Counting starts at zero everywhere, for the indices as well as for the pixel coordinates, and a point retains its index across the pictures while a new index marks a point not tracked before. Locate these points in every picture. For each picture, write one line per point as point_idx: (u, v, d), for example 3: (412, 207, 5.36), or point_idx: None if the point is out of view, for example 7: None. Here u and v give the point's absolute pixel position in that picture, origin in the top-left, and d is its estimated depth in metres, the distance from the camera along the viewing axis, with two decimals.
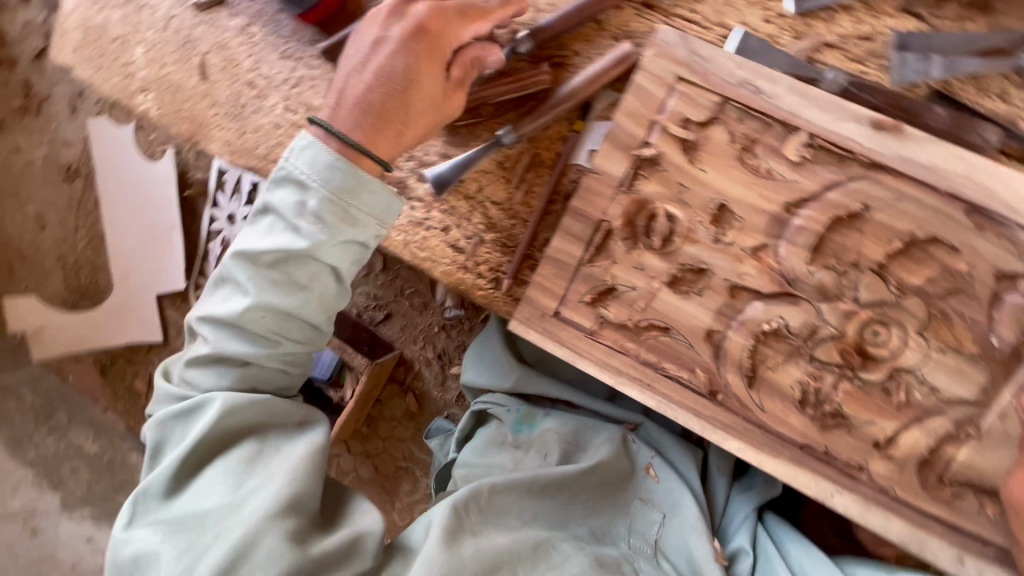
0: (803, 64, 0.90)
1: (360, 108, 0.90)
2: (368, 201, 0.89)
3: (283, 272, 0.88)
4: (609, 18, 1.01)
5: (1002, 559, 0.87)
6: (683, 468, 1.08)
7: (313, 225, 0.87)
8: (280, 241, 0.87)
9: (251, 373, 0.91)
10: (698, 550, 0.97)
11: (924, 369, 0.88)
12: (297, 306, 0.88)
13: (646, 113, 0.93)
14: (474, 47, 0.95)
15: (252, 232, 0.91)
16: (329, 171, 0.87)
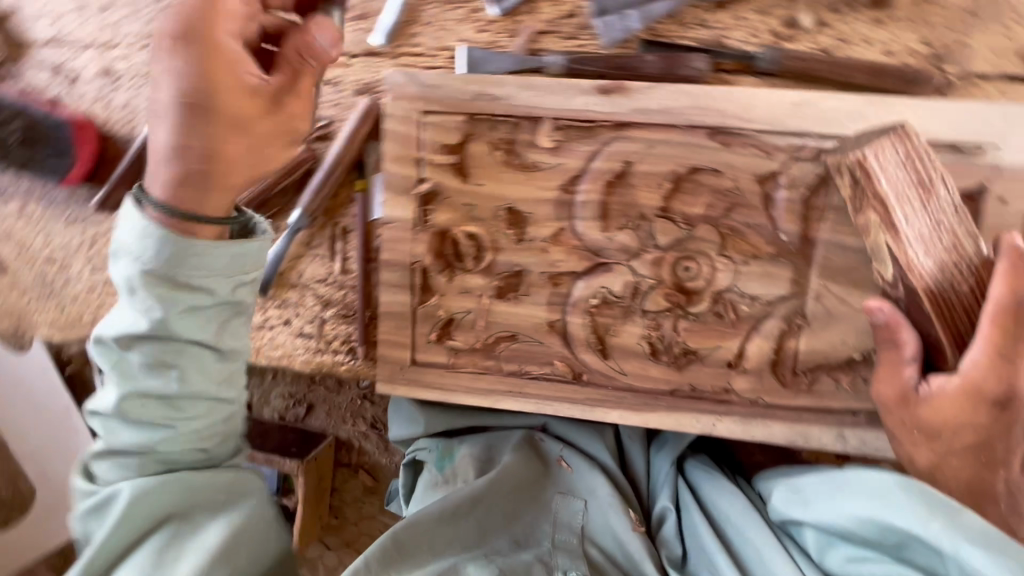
0: (525, 58, 0.92)
1: (194, 154, 0.75)
2: (206, 261, 0.77)
3: (139, 357, 0.80)
4: (343, 77, 1.00)
5: (868, 420, 0.94)
6: (594, 450, 1.13)
7: (152, 300, 0.77)
8: (128, 326, 0.79)
9: (152, 461, 0.83)
10: (619, 525, 1.01)
11: (739, 284, 0.93)
12: (170, 390, 0.80)
13: (409, 152, 0.94)
14: (227, 48, 0.72)
15: (114, 315, 0.81)
16: (153, 243, 0.76)
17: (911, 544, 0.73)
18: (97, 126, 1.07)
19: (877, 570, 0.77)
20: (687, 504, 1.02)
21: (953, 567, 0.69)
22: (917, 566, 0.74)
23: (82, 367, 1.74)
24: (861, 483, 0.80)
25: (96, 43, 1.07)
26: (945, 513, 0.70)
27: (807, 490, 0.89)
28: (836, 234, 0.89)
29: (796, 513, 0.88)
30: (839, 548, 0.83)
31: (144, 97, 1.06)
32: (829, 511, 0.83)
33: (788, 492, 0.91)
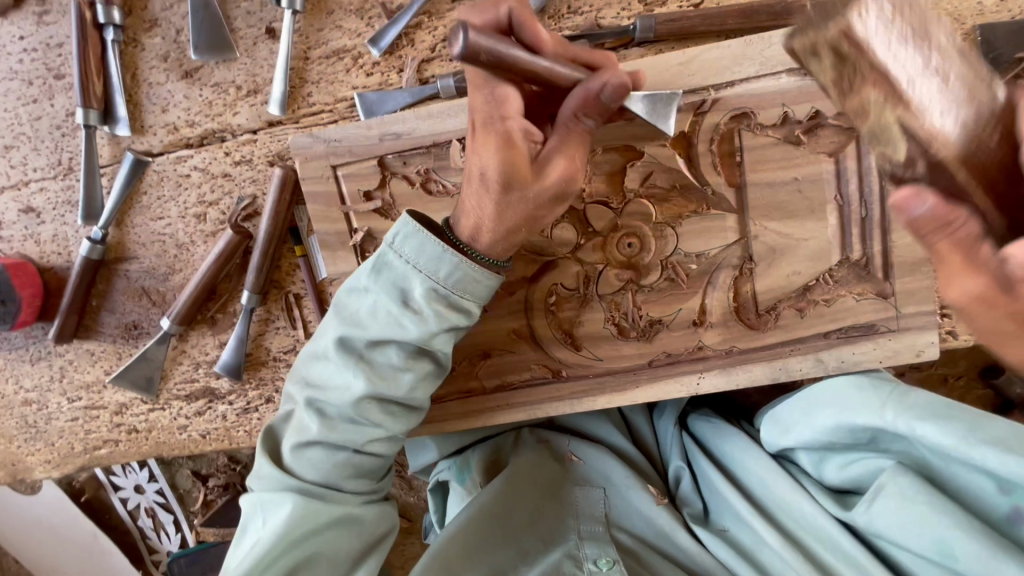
0: (417, 90, 0.94)
1: (473, 218, 0.74)
2: (471, 287, 0.76)
3: (378, 359, 0.79)
4: (254, 153, 1.01)
5: (841, 338, 0.95)
6: (604, 432, 1.13)
7: (423, 315, 0.76)
8: (386, 330, 0.77)
9: (369, 462, 0.83)
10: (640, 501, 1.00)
11: (682, 245, 0.95)
12: (402, 392, 0.80)
13: (334, 209, 0.96)
14: (481, 101, 0.67)
15: (364, 350, 0.79)
16: (438, 263, 0.75)
17: (882, 437, 0.81)
18: (33, 263, 1.07)
19: (864, 469, 0.82)
20: (698, 458, 1.02)
21: (921, 447, 0.77)
22: (892, 453, 0.81)
23: (97, 491, 1.74)
24: (826, 398, 0.88)
25: (9, 183, 1.05)
26: (896, 401, 0.79)
27: (784, 416, 0.92)
28: (757, 174, 0.91)
29: (781, 441, 0.91)
30: (831, 459, 0.87)
31: (71, 223, 1.06)
32: (806, 429, 0.87)
33: (771, 423, 0.94)
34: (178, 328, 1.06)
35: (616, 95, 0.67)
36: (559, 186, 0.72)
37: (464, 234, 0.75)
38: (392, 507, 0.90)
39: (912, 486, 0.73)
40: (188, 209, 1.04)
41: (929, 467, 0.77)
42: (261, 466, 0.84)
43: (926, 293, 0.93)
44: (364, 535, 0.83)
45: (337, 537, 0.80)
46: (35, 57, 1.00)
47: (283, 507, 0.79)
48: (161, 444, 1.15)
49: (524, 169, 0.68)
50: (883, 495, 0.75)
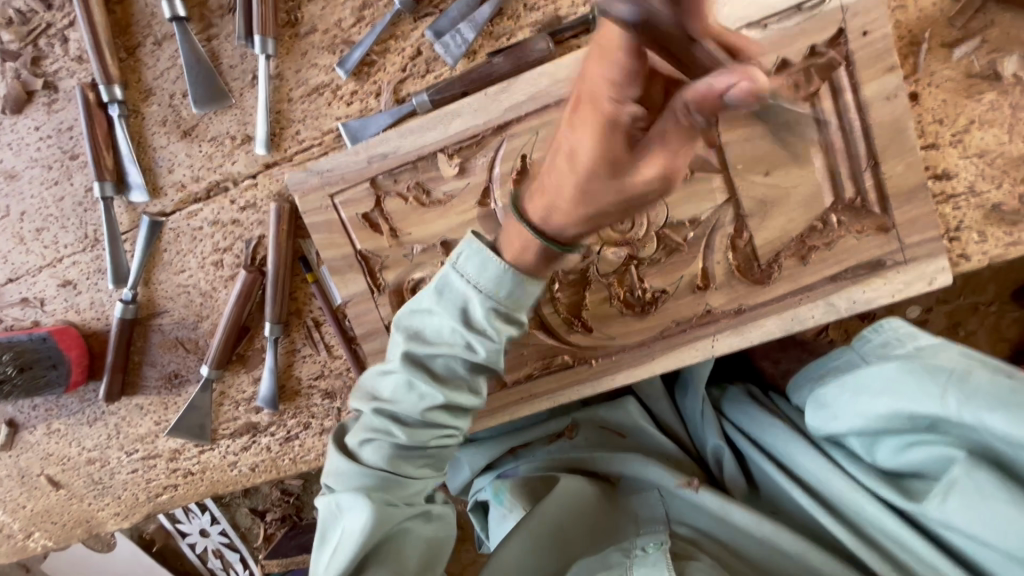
0: (396, 111, 1.00)
1: (547, 202, 0.68)
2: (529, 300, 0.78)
3: (445, 370, 0.81)
4: (258, 197, 1.07)
5: (848, 279, 0.95)
6: (640, 425, 1.18)
7: (486, 329, 0.78)
8: (453, 348, 0.79)
9: (439, 459, 0.87)
10: (685, 490, 0.99)
11: (672, 213, 0.97)
12: (470, 400, 0.83)
13: (337, 235, 1.01)
14: (600, 75, 0.57)
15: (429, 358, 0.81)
16: (499, 283, 0.75)
17: (942, 423, 0.76)
18: (76, 329, 1.16)
19: (923, 455, 0.79)
20: (744, 445, 1.05)
21: (989, 436, 0.71)
22: (954, 438, 0.75)
23: (166, 540, 1.88)
24: (876, 383, 0.83)
25: (45, 261, 1.14)
26: (957, 386, 0.73)
27: (830, 401, 0.91)
28: (733, 131, 0.92)
29: (830, 427, 0.90)
30: (884, 442, 0.85)
31: (105, 289, 1.14)
32: (857, 419, 0.85)
33: (817, 409, 0.93)
34: (216, 371, 1.13)
35: (745, 102, 0.50)
36: (650, 184, 0.60)
37: (538, 212, 0.69)
38: (447, 505, 0.91)
39: (988, 484, 0.69)
40: (206, 257, 1.11)
41: (996, 451, 0.72)
42: (334, 462, 0.85)
43: (927, 220, 0.92)
44: (430, 525, 0.86)
45: (408, 531, 0.83)
46: (51, 142, 1.09)
47: (361, 512, 0.79)
48: (215, 481, 1.22)
49: (620, 161, 0.59)
50: (954, 492, 0.72)
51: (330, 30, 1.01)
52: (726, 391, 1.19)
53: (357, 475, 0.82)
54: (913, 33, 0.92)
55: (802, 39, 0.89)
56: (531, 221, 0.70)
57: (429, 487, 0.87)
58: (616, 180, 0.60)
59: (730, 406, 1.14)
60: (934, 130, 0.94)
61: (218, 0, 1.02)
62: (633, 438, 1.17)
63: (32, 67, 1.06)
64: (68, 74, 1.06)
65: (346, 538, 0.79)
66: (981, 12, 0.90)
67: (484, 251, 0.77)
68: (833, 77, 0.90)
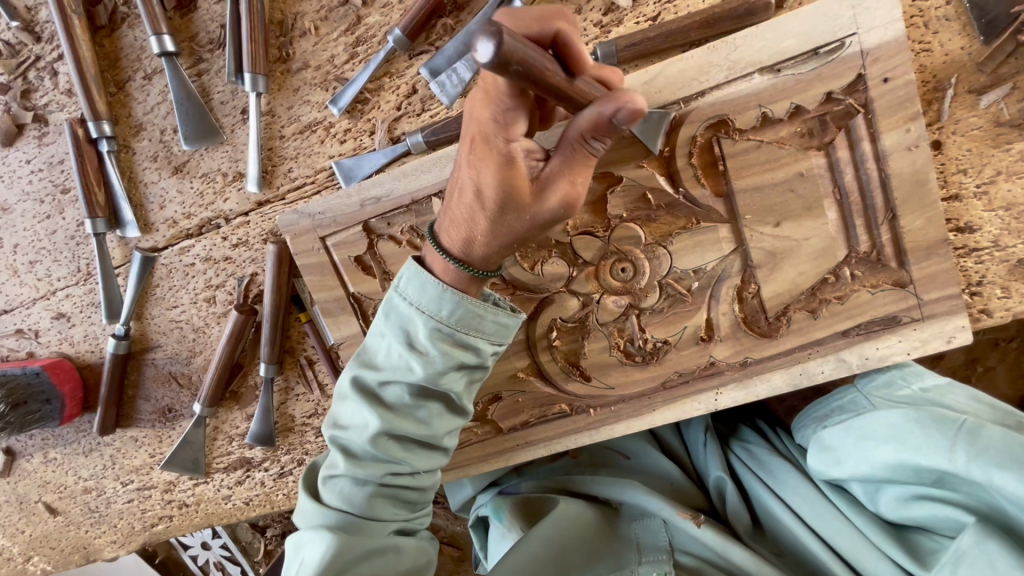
0: (389, 152, 0.96)
1: (464, 232, 0.74)
2: (476, 324, 0.78)
3: (390, 397, 0.82)
4: (251, 234, 1.05)
5: (860, 335, 0.91)
6: (644, 454, 1.14)
7: (427, 352, 0.78)
8: (395, 370, 0.80)
9: (397, 495, 0.85)
10: (686, 522, 0.96)
11: (676, 262, 0.92)
12: (417, 427, 0.82)
13: (329, 277, 0.99)
14: (487, 116, 0.64)
15: (378, 388, 0.82)
16: (438, 303, 0.77)
17: (950, 478, 0.75)
18: (70, 361, 1.15)
19: (928, 512, 0.77)
20: (748, 477, 1.00)
21: (999, 498, 0.69)
22: (963, 494, 0.74)
23: (169, 551, 1.91)
24: (881, 430, 0.83)
25: (38, 294, 1.13)
26: (966, 442, 0.73)
27: (834, 444, 0.89)
28: (742, 180, 0.87)
29: (830, 472, 0.88)
30: (888, 490, 0.83)
31: (98, 322, 1.13)
32: (863, 465, 0.83)
33: (820, 450, 0.91)
34: (209, 409, 1.11)
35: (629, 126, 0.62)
36: (556, 212, 0.70)
37: (457, 247, 0.75)
38: (428, 541, 0.90)
39: (999, 558, 0.65)
40: (199, 293, 1.09)
41: (1006, 516, 0.70)
42: (302, 503, 0.88)
43: (947, 276, 0.87)
44: (400, 565, 0.83)
45: (373, 569, 0.80)
46: (42, 176, 1.07)
47: (318, 547, 0.79)
48: (210, 513, 1.22)
49: (524, 187, 0.67)
50: (965, 563, 0.69)
51: (322, 66, 0.97)
52: (734, 428, 1.15)
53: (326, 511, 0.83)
54: (937, 77, 0.86)
55: (817, 85, 0.83)
56: (451, 252, 0.76)
57: (392, 525, 0.84)
58: (531, 210, 0.69)
59: (736, 438, 1.10)
60: (958, 180, 0.88)
61: (208, 34, 0.99)
62: (636, 462, 1.14)
63: (22, 99, 1.04)
64: (57, 108, 1.03)
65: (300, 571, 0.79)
66: (1014, 55, 0.84)
67: (425, 275, 0.78)
68: (849, 125, 0.84)
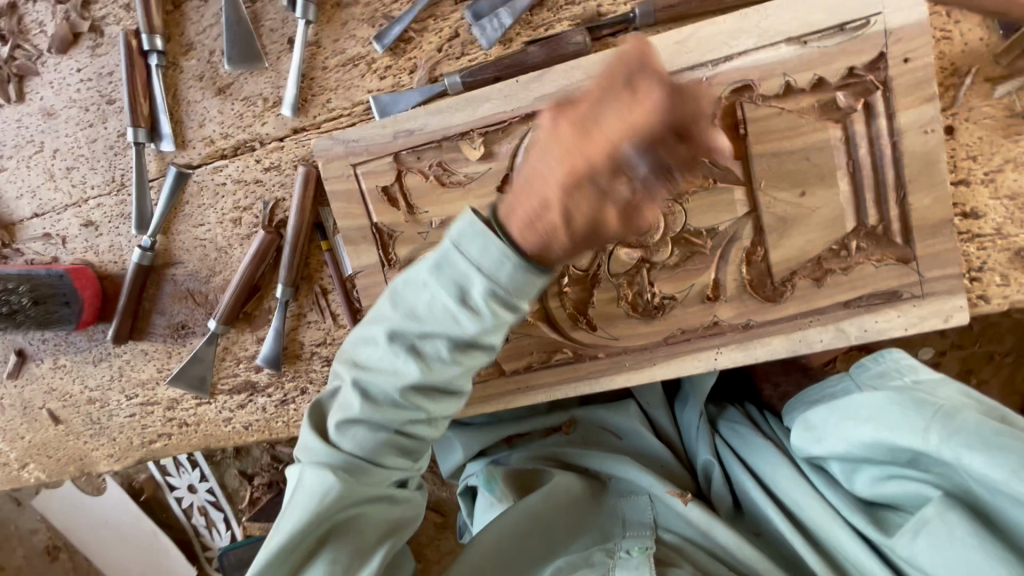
0: (426, 89, 1.00)
1: (539, 235, 0.67)
2: (528, 289, 0.72)
3: (426, 349, 0.76)
4: (281, 159, 1.09)
5: (861, 307, 0.94)
6: (633, 434, 1.12)
7: (473, 310, 0.73)
8: (438, 323, 0.74)
9: (408, 445, 0.82)
10: (673, 499, 0.95)
11: (689, 221, 0.96)
12: (447, 382, 0.78)
13: (355, 204, 1.02)
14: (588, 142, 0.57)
15: (414, 342, 0.76)
16: (497, 260, 0.70)
17: (924, 458, 0.72)
18: (93, 269, 1.18)
19: (900, 489, 0.75)
20: (730, 461, 0.99)
21: (967, 476, 0.67)
22: (936, 475, 0.72)
23: (154, 491, 1.92)
24: (860, 409, 0.80)
25: (71, 200, 1.17)
26: (941, 421, 0.70)
27: (818, 423, 0.87)
28: (762, 144, 0.91)
29: (812, 449, 0.87)
30: (866, 471, 0.81)
31: (125, 234, 1.17)
32: (842, 443, 0.81)
33: (803, 430, 0.89)
34: (223, 326, 1.15)
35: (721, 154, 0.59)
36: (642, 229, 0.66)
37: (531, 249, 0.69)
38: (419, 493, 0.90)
39: (959, 528, 0.65)
40: (226, 213, 1.13)
41: (975, 495, 0.68)
42: (305, 438, 0.84)
43: (950, 255, 0.91)
44: (393, 511, 0.84)
45: (370, 515, 0.81)
46: (90, 85, 1.12)
47: (322, 490, 0.78)
48: (209, 435, 1.24)
49: (611, 215, 0.62)
50: (924, 532, 0.68)
51: (371, 3, 1.02)
52: (724, 411, 1.13)
53: (330, 456, 0.80)
54: (955, 65, 0.91)
55: (842, 59, 0.88)
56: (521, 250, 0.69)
57: (397, 474, 0.83)
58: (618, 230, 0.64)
59: (726, 422, 1.09)
60: (967, 167, 0.92)
61: None
62: (628, 443, 1.12)
63: (82, 10, 1.09)
64: (114, 21, 1.09)
65: (297, 506, 0.79)
66: None
67: (487, 233, 0.70)
68: (869, 100, 0.88)
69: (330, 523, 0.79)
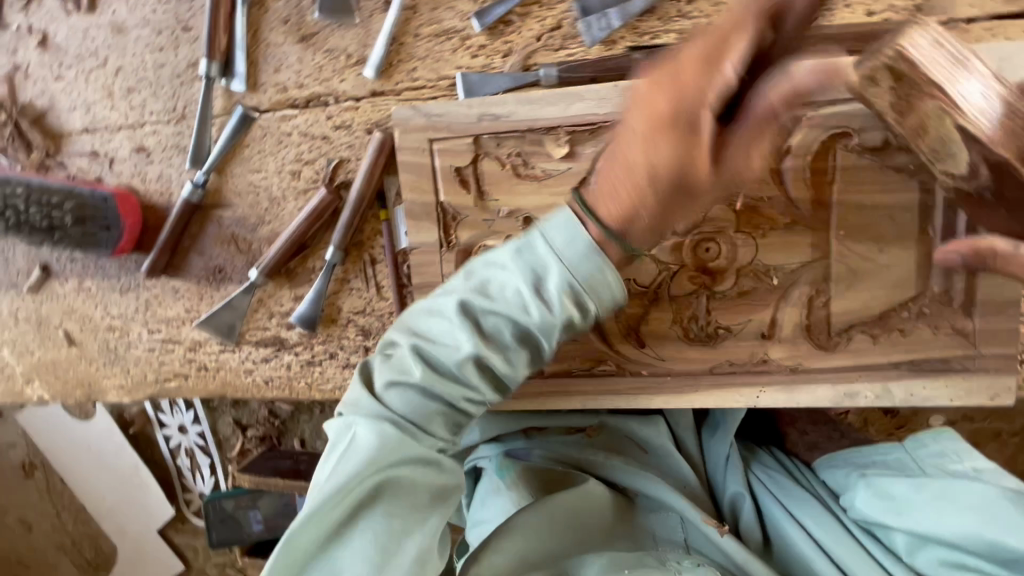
0: (519, 76, 0.98)
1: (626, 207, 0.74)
2: (604, 290, 0.77)
3: (490, 326, 0.80)
4: (354, 119, 1.06)
5: (912, 370, 0.95)
6: (659, 451, 1.13)
7: (545, 299, 0.77)
8: (508, 306, 0.79)
9: (457, 420, 0.85)
10: (708, 528, 0.95)
11: (760, 256, 0.95)
12: (507, 362, 0.82)
13: (425, 179, 1.00)
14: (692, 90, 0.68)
15: (480, 318, 0.80)
16: (580, 255, 0.75)
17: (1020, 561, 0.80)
18: (137, 196, 1.14)
19: None
20: (766, 497, 1.03)
21: None
22: None
23: (144, 425, 1.89)
24: (961, 496, 0.85)
25: (126, 122, 1.13)
26: None
27: (902, 497, 0.90)
28: (849, 194, 0.91)
29: (889, 519, 0.89)
30: (931, 551, 0.86)
31: (176, 166, 1.13)
32: (930, 521, 0.85)
33: (880, 498, 0.92)
34: (264, 278, 1.12)
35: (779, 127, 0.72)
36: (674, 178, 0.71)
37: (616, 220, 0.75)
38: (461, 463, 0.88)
39: None
40: (287, 164, 1.10)
41: None
42: (352, 391, 0.84)
43: (1009, 336, 0.91)
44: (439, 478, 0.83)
45: (418, 475, 0.80)
46: (168, 8, 1.08)
47: (369, 437, 0.78)
48: (226, 384, 1.22)
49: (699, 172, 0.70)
50: None
51: None
52: (756, 454, 1.15)
53: (377, 410, 0.81)
54: None
55: None
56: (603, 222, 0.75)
57: (441, 440, 0.83)
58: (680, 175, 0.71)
59: (758, 462, 1.11)
60: None
61: None
62: (653, 458, 1.13)
63: None
64: None
65: (347, 454, 0.78)
66: None
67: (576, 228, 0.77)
68: None
69: (380, 474, 0.77)
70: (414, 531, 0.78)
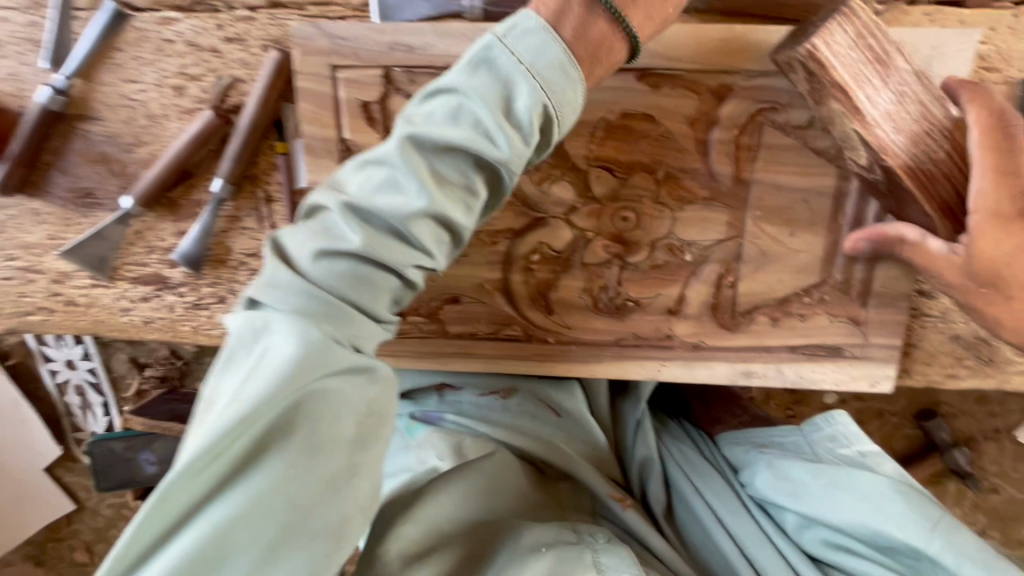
0: (439, 4, 0.87)
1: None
2: (564, 107, 0.66)
3: (443, 169, 0.65)
4: (249, 33, 0.92)
5: (805, 354, 0.97)
6: (573, 414, 1.11)
7: (508, 129, 0.64)
8: (460, 135, 0.63)
9: (404, 293, 0.69)
10: (612, 503, 0.96)
11: (676, 230, 0.92)
12: (466, 210, 0.67)
13: (327, 112, 0.89)
14: None
15: (426, 161, 0.64)
16: (540, 57, 0.64)
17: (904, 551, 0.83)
18: None
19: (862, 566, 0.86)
20: (672, 468, 1.05)
21: None
22: (901, 564, 0.84)
23: (26, 358, 1.72)
24: (858, 487, 0.87)
25: None
26: (947, 531, 0.79)
27: (798, 480, 0.93)
28: (769, 173, 0.88)
29: (790, 500, 0.93)
30: (818, 531, 0.91)
31: (33, 65, 0.96)
32: (823, 506, 0.88)
33: (779, 479, 0.95)
34: (138, 209, 0.99)
35: None
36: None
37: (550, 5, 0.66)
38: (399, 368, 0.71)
39: None
40: (169, 77, 0.95)
41: None
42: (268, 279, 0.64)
43: (897, 327, 0.95)
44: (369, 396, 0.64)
45: (352, 389, 0.62)
46: None
47: (294, 339, 0.59)
48: (100, 322, 1.10)
49: None
50: None
51: None
52: (667, 424, 1.19)
53: (305, 291, 0.62)
54: None
55: None
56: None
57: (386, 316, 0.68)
58: None
59: (665, 432, 1.15)
60: None
61: None
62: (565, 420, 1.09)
63: None
64: None
65: (265, 366, 0.59)
66: None
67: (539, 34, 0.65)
68: None
69: (301, 395, 0.58)
70: (345, 489, 0.60)
